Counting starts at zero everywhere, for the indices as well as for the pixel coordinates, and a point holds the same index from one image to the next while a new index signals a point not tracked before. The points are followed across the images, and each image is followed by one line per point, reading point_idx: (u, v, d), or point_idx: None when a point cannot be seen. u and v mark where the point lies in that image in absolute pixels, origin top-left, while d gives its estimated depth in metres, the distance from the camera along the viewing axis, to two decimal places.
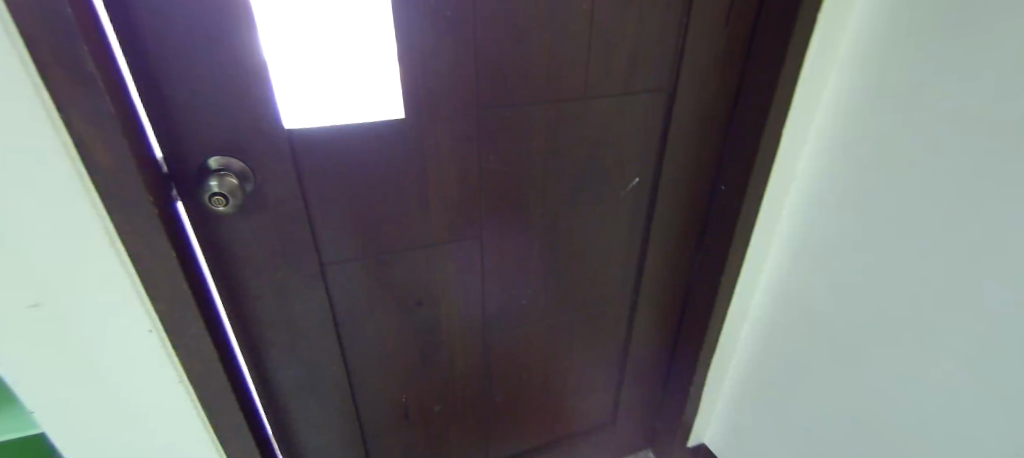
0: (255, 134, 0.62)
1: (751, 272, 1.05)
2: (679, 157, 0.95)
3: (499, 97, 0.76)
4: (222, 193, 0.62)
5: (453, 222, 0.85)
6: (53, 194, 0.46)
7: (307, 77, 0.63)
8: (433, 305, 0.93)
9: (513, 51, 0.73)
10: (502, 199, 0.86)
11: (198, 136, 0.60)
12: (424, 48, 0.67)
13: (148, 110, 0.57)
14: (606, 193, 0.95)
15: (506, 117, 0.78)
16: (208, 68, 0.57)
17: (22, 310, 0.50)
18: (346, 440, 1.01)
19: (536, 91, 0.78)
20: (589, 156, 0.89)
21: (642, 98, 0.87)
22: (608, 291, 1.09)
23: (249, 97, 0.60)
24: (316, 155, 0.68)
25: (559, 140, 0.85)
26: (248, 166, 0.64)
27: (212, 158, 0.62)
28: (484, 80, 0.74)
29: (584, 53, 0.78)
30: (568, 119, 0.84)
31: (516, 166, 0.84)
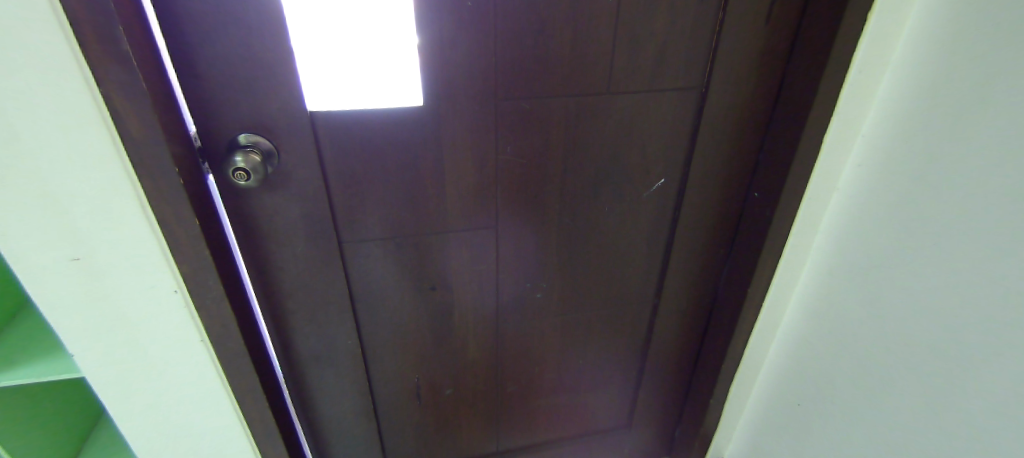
0: (279, 115, 0.66)
1: (782, 288, 0.99)
2: (709, 158, 0.91)
3: (519, 89, 0.76)
4: (245, 167, 0.64)
5: (469, 210, 0.86)
6: (92, 159, 0.52)
7: (331, 62, 0.66)
8: (448, 291, 0.95)
9: (535, 43, 0.73)
10: (520, 191, 0.87)
11: (229, 114, 0.64)
12: (444, 38, 0.69)
13: (184, 88, 0.62)
14: (629, 191, 0.93)
15: (526, 109, 0.79)
16: (238, 50, 0.61)
17: (65, 263, 0.56)
18: (361, 416, 1.05)
19: (558, 84, 0.78)
20: (611, 153, 0.88)
21: (670, 96, 0.84)
22: (627, 292, 1.07)
23: (276, 79, 0.64)
24: (337, 137, 0.71)
25: (580, 136, 0.84)
26: (273, 144, 0.67)
27: (240, 135, 0.66)
28: (504, 72, 0.74)
29: (608, 47, 0.77)
30: (590, 114, 0.82)
31: (534, 159, 0.84)
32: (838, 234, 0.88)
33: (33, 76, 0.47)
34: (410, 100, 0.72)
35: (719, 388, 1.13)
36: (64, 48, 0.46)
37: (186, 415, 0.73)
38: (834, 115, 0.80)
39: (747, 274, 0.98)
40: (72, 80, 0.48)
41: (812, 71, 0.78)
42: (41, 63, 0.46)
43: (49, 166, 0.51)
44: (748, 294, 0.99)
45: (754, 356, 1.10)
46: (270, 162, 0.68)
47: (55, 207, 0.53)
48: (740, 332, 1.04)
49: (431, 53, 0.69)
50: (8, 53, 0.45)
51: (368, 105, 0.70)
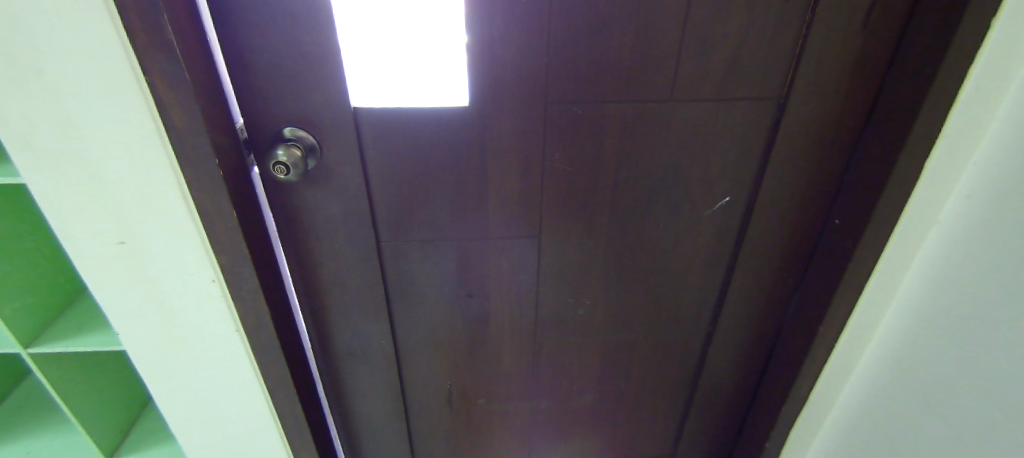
0: (323, 110, 0.65)
1: (859, 330, 0.86)
2: (782, 176, 0.81)
3: (572, 92, 0.71)
4: (285, 162, 0.64)
5: (512, 218, 0.82)
6: (138, 145, 0.53)
7: (376, 58, 0.64)
8: (485, 299, 0.91)
9: (591, 43, 0.68)
10: (567, 200, 0.82)
11: (275, 108, 0.64)
12: (494, 36, 0.65)
13: (233, 81, 0.62)
14: (687, 208, 0.85)
15: (578, 114, 0.73)
16: (286, 43, 0.60)
17: (112, 246, 0.58)
18: (392, 417, 1.04)
19: (615, 88, 0.72)
20: (670, 165, 0.80)
21: (742, 105, 0.75)
22: (678, 316, 0.98)
23: (321, 74, 0.63)
24: (379, 135, 0.69)
25: (636, 145, 0.77)
26: (316, 140, 0.67)
27: (285, 128, 0.66)
28: (556, 73, 0.69)
29: (673, 50, 0.70)
30: (649, 121, 0.76)
31: (585, 168, 0.78)
32: (936, 273, 0.74)
33: (86, 61, 0.48)
34: (455, 100, 0.69)
35: (776, 434, 1.01)
36: (112, 34, 0.48)
37: (220, 401, 0.75)
38: (941, 135, 0.68)
39: (820, 311, 0.86)
40: (120, 67, 0.49)
41: (918, 82, 0.67)
42: (93, 49, 0.48)
43: (100, 151, 0.53)
44: (820, 333, 0.87)
45: (817, 405, 0.95)
46: (311, 157, 0.67)
47: (103, 190, 0.55)
48: (805, 375, 0.92)
49: (478, 51, 0.66)
50: (65, 38, 0.47)
51: (413, 103, 0.68)
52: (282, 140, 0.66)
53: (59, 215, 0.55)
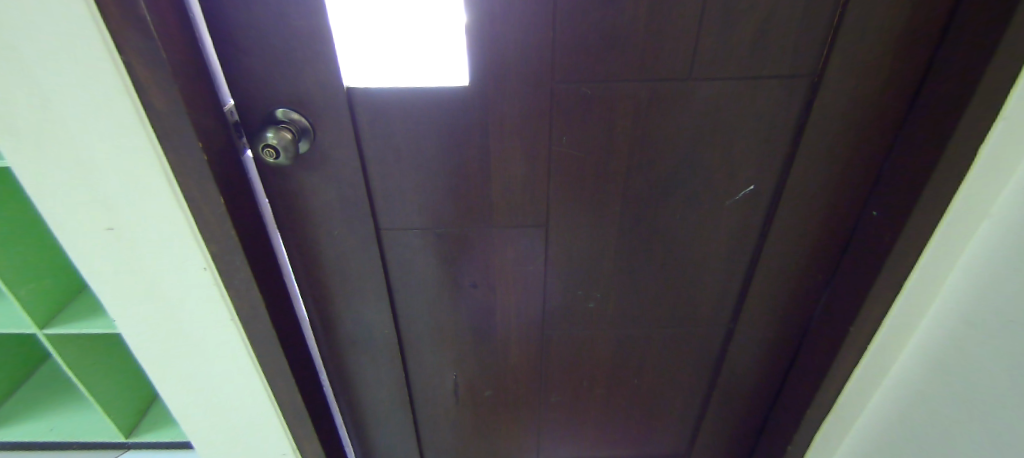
0: (315, 90, 0.62)
1: (895, 331, 0.79)
2: (812, 164, 0.75)
3: (579, 72, 0.66)
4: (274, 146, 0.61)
5: (518, 205, 0.78)
6: (119, 129, 0.52)
7: (370, 33, 0.60)
8: (489, 290, 0.88)
9: (601, 17, 0.62)
10: (577, 187, 0.77)
11: (267, 88, 0.62)
12: (497, 9, 0.60)
13: (220, 60, 0.60)
14: (706, 197, 0.79)
15: (585, 96, 0.68)
16: (272, 17, 0.57)
17: (101, 231, 0.58)
18: (397, 407, 1.02)
19: (627, 68, 0.66)
20: (687, 152, 0.75)
21: (767, 85, 0.69)
22: (695, 311, 0.93)
23: (311, 51, 0.59)
24: (374, 116, 0.66)
25: (650, 129, 0.72)
26: (308, 122, 0.64)
27: (277, 109, 0.63)
28: (563, 50, 0.64)
29: (693, 24, 0.64)
30: (665, 104, 0.70)
31: (593, 153, 0.74)
32: (983, 271, 0.67)
33: (61, 42, 0.47)
34: (454, 80, 0.65)
35: (799, 439, 0.95)
36: (83, 12, 0.46)
37: (219, 387, 0.75)
38: (998, 117, 0.61)
39: (851, 312, 0.80)
40: (94, 48, 0.48)
41: (970, 59, 0.60)
42: (67, 29, 0.47)
43: (82, 136, 0.52)
44: (849, 336, 0.80)
45: (844, 408, 0.89)
46: (304, 140, 0.65)
47: (88, 174, 0.54)
48: (832, 379, 0.86)
49: (478, 25, 0.61)
50: (36, 16, 0.46)
51: (410, 82, 0.64)
52: (274, 122, 0.63)
53: (49, 199, 0.56)
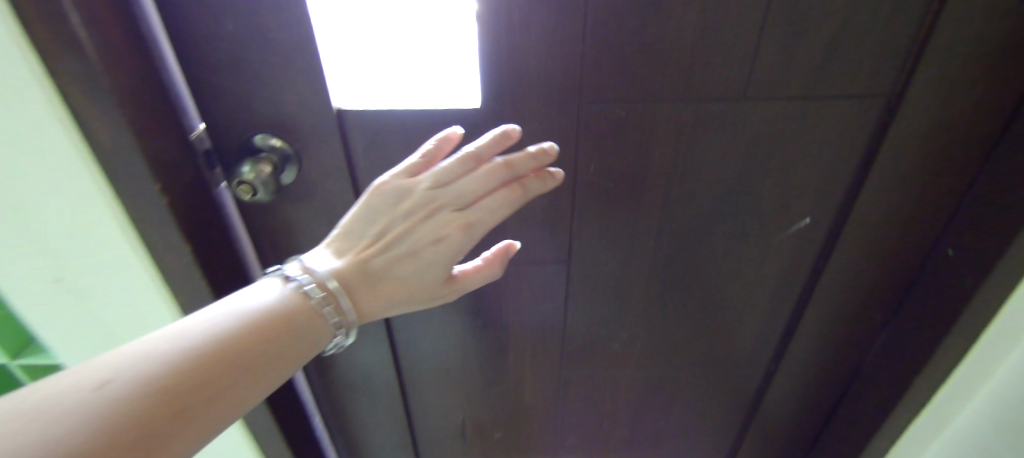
0: (301, 114, 0.52)
1: (968, 375, 0.71)
2: (884, 192, 0.65)
3: (613, 91, 0.56)
4: (251, 183, 0.52)
5: (536, 240, 0.69)
6: (59, 167, 0.45)
7: (368, 46, 0.51)
8: (502, 329, 0.78)
9: (642, 28, 0.52)
10: (603, 220, 0.68)
11: (244, 112, 0.52)
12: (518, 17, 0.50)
13: (188, 81, 0.50)
14: (751, 226, 0.70)
15: (618, 119, 0.58)
16: (248, 28, 0.48)
17: (48, 281, 0.52)
18: (399, 449, 0.93)
19: (671, 87, 0.56)
20: (730, 181, 0.65)
21: (837, 105, 0.59)
22: (732, 349, 0.84)
23: (296, 69, 0.50)
24: (370, 144, 0.56)
25: (691, 156, 0.62)
26: (292, 148, 0.54)
27: (256, 135, 0.53)
28: (595, 67, 0.54)
29: (754, 33, 0.53)
30: (710, 129, 0.60)
31: (624, 183, 0.64)
32: None
33: None
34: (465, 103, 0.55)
35: None
36: (7, 33, 0.39)
37: None
38: None
39: (922, 355, 0.71)
40: (20, 69, 0.40)
41: None
42: None
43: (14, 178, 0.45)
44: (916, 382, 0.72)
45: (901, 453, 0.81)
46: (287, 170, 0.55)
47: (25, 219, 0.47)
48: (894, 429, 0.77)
49: (495, 36, 0.51)
50: None
51: (421, 79, 0.54)
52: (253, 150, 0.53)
53: None
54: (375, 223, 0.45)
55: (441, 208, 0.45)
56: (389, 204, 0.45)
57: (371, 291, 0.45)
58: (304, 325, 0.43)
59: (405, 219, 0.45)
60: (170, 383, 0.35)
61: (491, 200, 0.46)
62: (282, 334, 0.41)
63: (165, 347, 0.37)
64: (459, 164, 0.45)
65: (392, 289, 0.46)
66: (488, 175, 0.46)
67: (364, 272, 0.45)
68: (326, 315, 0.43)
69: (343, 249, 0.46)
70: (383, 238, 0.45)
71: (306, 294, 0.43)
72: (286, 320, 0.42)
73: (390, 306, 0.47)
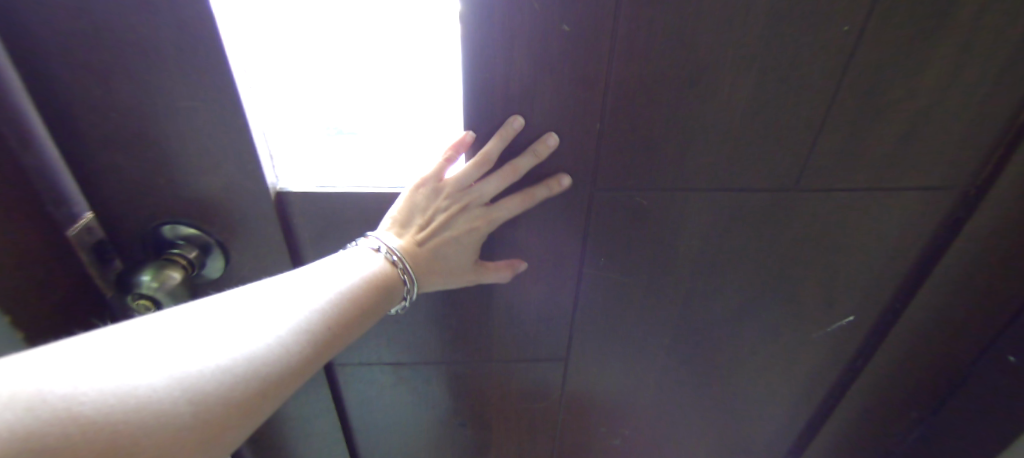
0: (223, 203, 0.39)
1: None
2: (933, 296, 0.55)
3: (631, 181, 0.44)
4: (154, 298, 0.37)
5: (527, 337, 0.57)
6: None
7: (313, 81, 0.40)
8: (483, 428, 0.66)
9: (675, 109, 0.40)
10: (609, 316, 0.56)
11: (145, 198, 0.39)
12: (516, 87, 0.37)
13: (63, 161, 0.36)
14: (784, 325, 0.59)
15: (635, 211, 0.46)
16: (145, 90, 0.35)
17: None
18: None
19: (703, 177, 0.44)
20: (764, 278, 0.54)
21: (900, 199, 0.48)
22: (746, 447, 0.74)
23: (215, 151, 0.37)
24: (317, 233, 0.43)
25: (719, 251, 0.51)
26: (214, 239, 0.41)
27: (165, 224, 0.40)
28: (613, 153, 0.42)
29: (816, 114, 0.42)
30: (746, 223, 0.49)
31: (637, 278, 0.53)
32: None
33: None
34: None
35: None
36: None
37: None
38: None
39: None
40: None
41: None
42: None
43: None
44: None
45: None
46: (206, 266, 0.42)
47: None
48: None
49: (483, 111, 0.38)
50: None
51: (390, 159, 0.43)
52: (161, 241, 0.40)
53: None
54: (403, 214, 0.40)
55: (469, 205, 0.41)
56: (422, 223, 0.40)
57: (432, 273, 0.42)
58: (383, 297, 0.38)
59: (436, 226, 0.41)
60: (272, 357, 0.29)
61: (514, 202, 0.42)
62: (369, 308, 0.36)
63: (248, 317, 0.30)
64: (473, 169, 0.39)
65: (452, 243, 0.42)
66: (512, 202, 0.42)
67: (423, 261, 0.41)
68: (404, 281, 0.40)
69: (405, 221, 0.40)
70: (425, 235, 0.41)
71: (393, 260, 0.39)
72: (369, 297, 0.36)
73: (451, 262, 0.43)
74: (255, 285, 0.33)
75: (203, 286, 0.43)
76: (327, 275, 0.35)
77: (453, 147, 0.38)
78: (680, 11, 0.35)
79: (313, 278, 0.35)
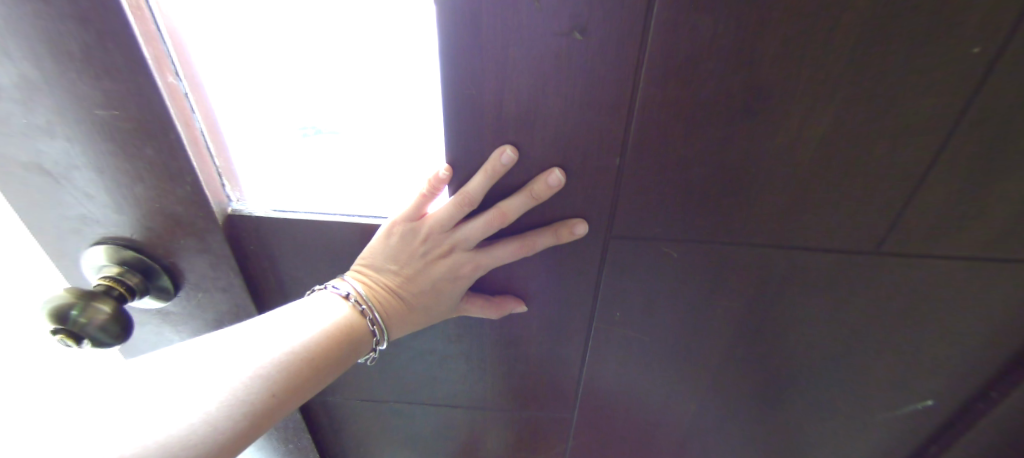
0: (161, 225, 0.34)
1: None
2: None
3: (655, 228, 0.35)
4: (75, 332, 0.32)
5: (525, 386, 0.49)
6: None
7: (272, 76, 0.32)
8: None
9: (719, 145, 0.30)
10: (623, 376, 0.47)
11: (71, 216, 0.33)
12: (511, 108, 0.29)
13: None
14: (844, 409, 0.47)
15: (658, 265, 0.37)
16: (59, 97, 0.29)
17: None
18: None
19: (751, 231, 0.35)
20: (824, 355, 0.43)
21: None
22: None
23: (145, 170, 0.31)
24: (275, 256, 0.38)
25: (767, 319, 0.40)
26: (160, 263, 0.36)
27: (99, 244, 0.35)
28: (632, 195, 0.33)
29: (918, 162, 0.31)
30: (805, 289, 0.38)
31: (659, 338, 0.43)
32: None
33: None
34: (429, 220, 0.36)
35: None
36: None
37: None
38: None
39: None
40: None
41: None
42: None
43: None
44: None
45: None
46: (153, 289, 0.37)
47: None
48: None
49: (466, 136, 0.30)
50: None
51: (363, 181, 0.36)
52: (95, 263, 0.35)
53: None
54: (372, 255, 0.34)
55: (452, 252, 0.34)
56: (394, 269, 0.34)
57: (409, 320, 0.36)
58: (360, 340, 0.33)
59: (412, 274, 0.34)
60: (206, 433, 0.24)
61: (507, 247, 0.34)
62: (338, 355, 0.31)
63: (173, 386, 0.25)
64: (453, 210, 0.31)
65: (434, 290, 0.35)
66: (504, 247, 0.34)
67: (396, 310, 0.34)
68: (375, 331, 0.34)
69: (376, 264, 0.34)
70: (399, 283, 0.34)
71: (363, 310, 0.33)
72: (340, 341, 0.31)
73: (434, 310, 0.37)
74: (193, 345, 0.28)
75: (156, 304, 0.38)
76: (283, 320, 0.30)
77: (430, 184, 0.31)
78: (737, 19, 0.26)
79: (264, 327, 0.29)
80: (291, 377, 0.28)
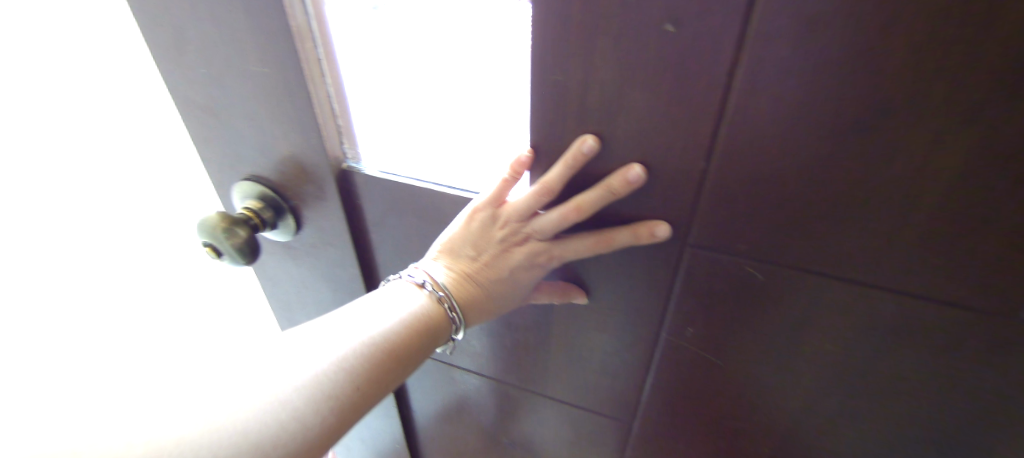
0: (293, 170, 0.40)
1: None
2: None
3: (743, 242, 0.32)
4: (217, 246, 0.40)
5: (586, 384, 0.48)
6: None
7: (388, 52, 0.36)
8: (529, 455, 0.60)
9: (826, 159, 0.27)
10: (693, 399, 0.43)
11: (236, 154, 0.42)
12: (595, 97, 0.29)
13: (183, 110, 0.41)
14: None
15: (747, 284, 0.34)
16: (236, 59, 0.36)
17: None
18: None
19: (863, 265, 0.30)
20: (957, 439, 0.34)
21: None
22: None
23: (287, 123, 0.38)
24: (377, 213, 0.42)
25: (880, 375, 0.34)
26: (286, 203, 0.43)
27: (246, 179, 0.43)
28: (716, 201, 0.31)
29: None
30: (936, 351, 0.31)
31: (739, 367, 0.39)
32: None
33: None
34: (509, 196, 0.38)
35: None
36: None
37: None
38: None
39: None
40: None
41: None
42: None
43: None
44: None
45: None
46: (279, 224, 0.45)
47: None
48: None
49: (546, 118, 0.31)
50: None
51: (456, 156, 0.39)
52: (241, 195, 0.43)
53: None
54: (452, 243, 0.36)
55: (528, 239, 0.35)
56: (472, 255, 0.36)
57: (484, 308, 0.37)
58: (438, 324, 0.36)
59: (490, 260, 0.36)
60: (295, 430, 0.28)
61: (584, 240, 0.34)
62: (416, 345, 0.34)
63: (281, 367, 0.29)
64: (533, 198, 0.33)
65: (510, 279, 0.37)
66: (579, 239, 0.34)
67: (473, 295, 0.36)
68: (453, 319, 0.37)
69: (456, 249, 0.36)
70: (477, 269, 0.36)
71: (440, 296, 0.36)
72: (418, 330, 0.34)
73: (508, 298, 0.38)
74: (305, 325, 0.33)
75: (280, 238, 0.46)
76: (371, 309, 0.34)
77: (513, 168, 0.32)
78: (864, 16, 0.23)
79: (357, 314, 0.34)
80: (378, 366, 0.32)
